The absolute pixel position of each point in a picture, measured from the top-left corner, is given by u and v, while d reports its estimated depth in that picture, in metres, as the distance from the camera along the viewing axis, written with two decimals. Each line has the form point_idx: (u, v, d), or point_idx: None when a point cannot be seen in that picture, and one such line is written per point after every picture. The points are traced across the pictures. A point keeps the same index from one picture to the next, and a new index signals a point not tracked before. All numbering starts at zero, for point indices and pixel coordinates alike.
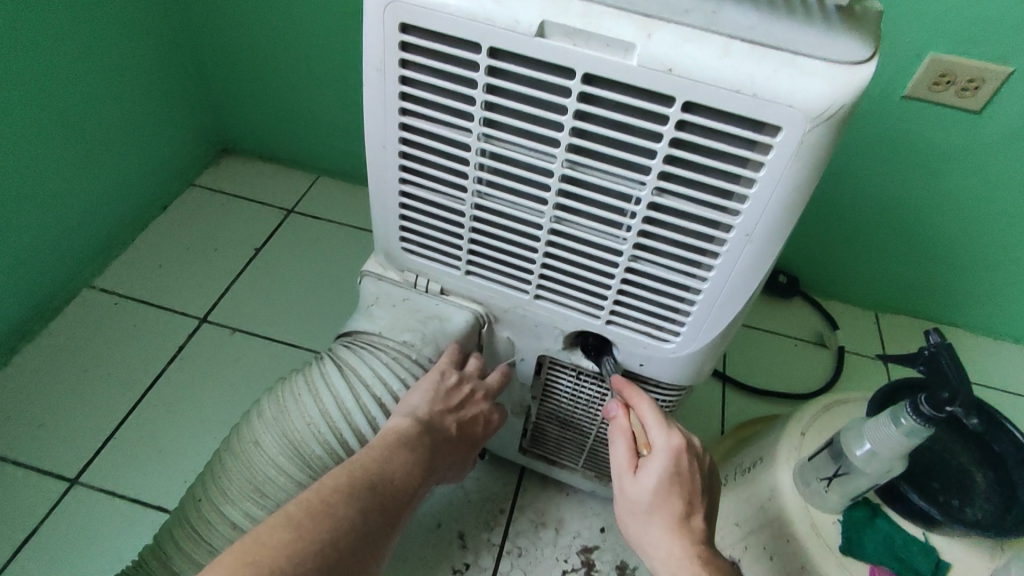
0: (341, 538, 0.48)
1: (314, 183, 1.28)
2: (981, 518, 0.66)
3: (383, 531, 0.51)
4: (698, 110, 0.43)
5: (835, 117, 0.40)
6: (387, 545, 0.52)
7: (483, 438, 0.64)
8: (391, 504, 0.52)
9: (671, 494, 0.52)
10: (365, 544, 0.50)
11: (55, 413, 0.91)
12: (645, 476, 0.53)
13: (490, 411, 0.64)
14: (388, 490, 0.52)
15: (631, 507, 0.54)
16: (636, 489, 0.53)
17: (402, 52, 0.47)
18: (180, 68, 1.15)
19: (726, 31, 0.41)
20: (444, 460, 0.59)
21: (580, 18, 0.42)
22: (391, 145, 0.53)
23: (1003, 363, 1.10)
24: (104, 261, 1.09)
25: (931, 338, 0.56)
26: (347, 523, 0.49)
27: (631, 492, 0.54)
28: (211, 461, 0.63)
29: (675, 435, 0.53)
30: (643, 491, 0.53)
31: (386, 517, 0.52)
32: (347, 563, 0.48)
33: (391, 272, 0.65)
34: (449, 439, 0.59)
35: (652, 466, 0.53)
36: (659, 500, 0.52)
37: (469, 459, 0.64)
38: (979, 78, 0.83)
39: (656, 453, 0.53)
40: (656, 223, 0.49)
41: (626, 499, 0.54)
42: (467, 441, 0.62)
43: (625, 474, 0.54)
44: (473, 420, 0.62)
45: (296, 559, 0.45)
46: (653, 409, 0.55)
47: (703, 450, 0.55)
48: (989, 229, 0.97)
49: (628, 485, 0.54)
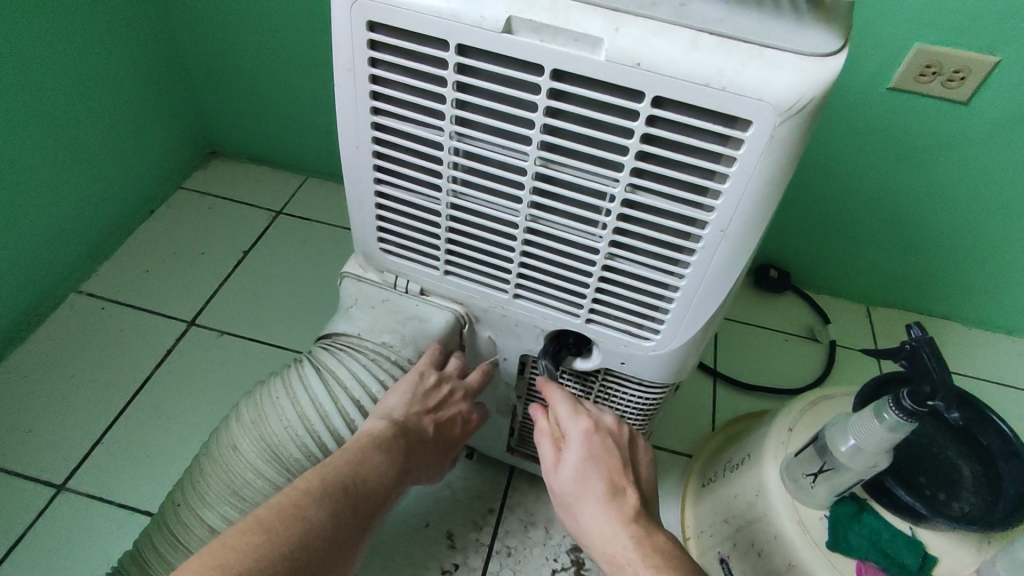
0: (313, 539, 0.48)
1: (304, 183, 1.28)
2: (968, 511, 0.65)
3: (355, 532, 0.51)
4: (668, 106, 0.42)
5: (805, 110, 0.40)
6: (359, 547, 0.52)
7: (461, 437, 0.64)
8: (362, 505, 0.52)
9: (591, 477, 0.52)
10: (335, 547, 0.49)
11: (42, 419, 0.91)
12: (565, 467, 0.53)
13: (468, 410, 0.63)
14: (358, 493, 0.52)
15: (562, 502, 0.54)
16: (561, 482, 0.54)
17: (370, 51, 0.47)
18: (164, 70, 1.14)
19: (695, 24, 0.41)
20: (417, 465, 0.59)
21: (547, 13, 0.42)
22: (364, 144, 0.53)
23: (995, 356, 1.09)
24: (91, 266, 1.08)
25: (912, 332, 0.55)
26: (317, 524, 0.49)
27: (557, 486, 0.54)
28: (189, 466, 0.63)
29: (581, 419, 0.54)
30: (566, 481, 0.53)
31: (358, 518, 0.52)
32: (318, 563, 0.48)
33: (371, 272, 0.64)
34: (423, 445, 0.58)
35: (568, 454, 0.53)
36: (583, 486, 0.52)
37: (445, 461, 0.64)
38: (965, 68, 0.82)
39: (570, 440, 0.54)
40: (631, 221, 0.48)
41: (557, 497, 0.54)
42: (441, 444, 0.61)
43: (550, 471, 0.55)
44: (449, 421, 0.61)
45: (267, 563, 0.45)
46: (560, 398, 0.56)
47: (619, 426, 0.56)
48: (979, 220, 0.96)
49: (554, 480, 0.54)
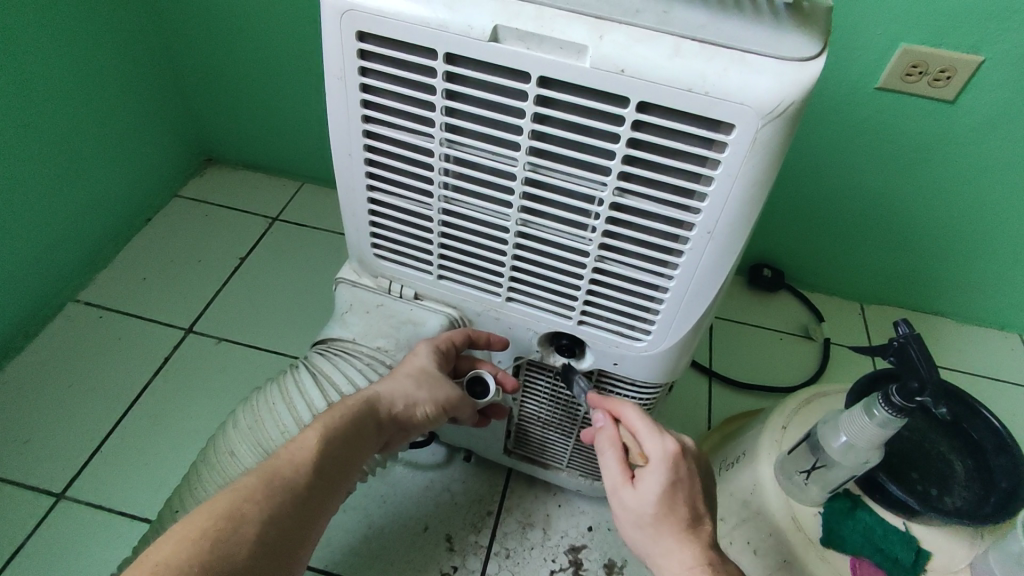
0: (234, 509, 0.49)
1: (299, 190, 1.28)
2: (960, 506, 0.66)
3: (289, 501, 0.51)
4: (653, 110, 0.43)
5: (787, 112, 0.41)
6: (301, 517, 0.52)
7: (433, 395, 0.59)
8: (295, 471, 0.52)
9: (676, 501, 0.52)
10: (263, 518, 0.50)
11: (41, 428, 0.91)
12: (647, 487, 0.52)
13: (424, 364, 0.58)
14: (278, 463, 0.53)
15: (636, 518, 0.54)
16: (638, 501, 0.53)
17: (361, 61, 0.47)
18: (158, 80, 1.15)
19: (677, 30, 0.41)
20: (362, 430, 0.56)
21: (532, 22, 0.43)
22: (356, 153, 0.53)
23: (988, 351, 1.10)
24: (88, 274, 1.09)
25: (900, 329, 0.56)
26: (240, 495, 0.50)
27: (632, 504, 0.53)
28: (188, 472, 0.64)
29: (672, 444, 0.52)
30: (648, 502, 0.52)
31: (290, 484, 0.52)
32: (245, 532, 0.48)
33: (365, 278, 0.65)
34: (362, 408, 0.56)
35: (650, 476, 0.52)
36: (665, 508, 0.52)
37: (424, 422, 0.60)
38: (951, 67, 0.83)
39: (654, 464, 0.52)
40: (620, 223, 0.49)
41: (629, 511, 0.54)
42: (399, 407, 0.58)
43: (625, 489, 0.54)
44: (400, 380, 0.58)
45: (188, 537, 0.47)
46: (641, 421, 0.55)
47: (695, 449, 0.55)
48: (969, 217, 0.97)
49: (630, 498, 0.53)
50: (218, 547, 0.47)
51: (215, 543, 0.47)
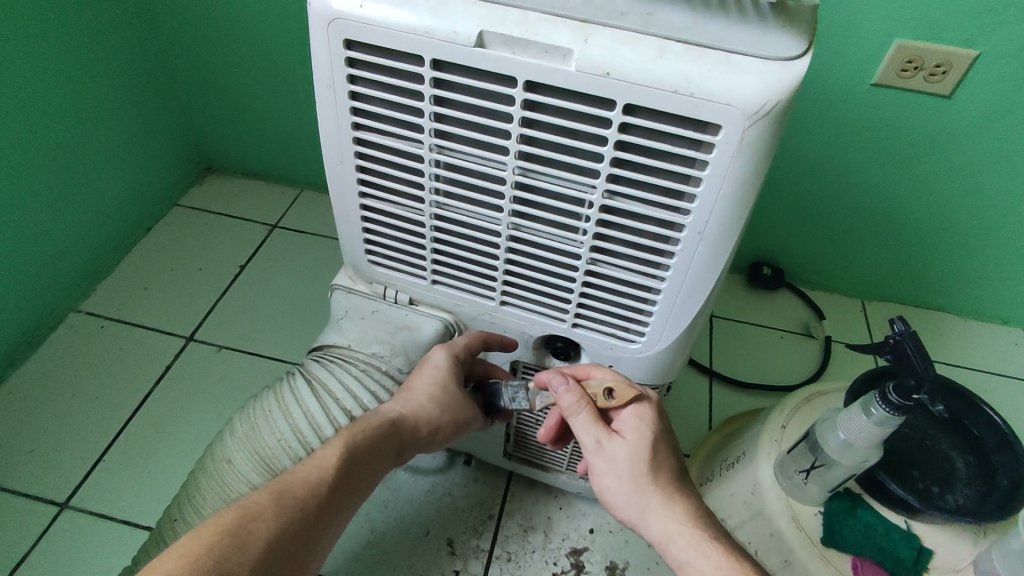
0: (242, 527, 0.49)
1: (298, 197, 1.29)
2: (962, 503, 0.66)
3: (298, 521, 0.51)
4: (640, 113, 0.43)
5: (772, 113, 0.41)
6: (308, 540, 0.52)
7: (450, 416, 0.61)
8: (310, 490, 0.53)
9: (662, 446, 0.55)
10: (270, 537, 0.50)
11: (44, 439, 0.92)
12: (637, 435, 0.54)
13: (448, 384, 0.60)
14: (292, 481, 0.53)
15: (625, 471, 0.55)
16: (629, 450, 0.54)
17: (349, 68, 0.48)
18: (156, 90, 1.16)
19: (662, 33, 0.42)
20: (381, 453, 0.57)
21: (517, 27, 0.43)
22: (347, 159, 0.54)
23: (991, 346, 1.09)
24: (89, 285, 1.10)
25: (895, 327, 0.56)
26: (247, 513, 0.50)
27: (622, 457, 0.54)
28: (186, 482, 0.64)
29: (648, 389, 0.57)
30: (641, 448, 0.54)
31: (304, 501, 0.52)
32: (248, 552, 0.48)
33: (360, 284, 0.65)
34: (383, 429, 0.57)
35: (638, 425, 0.55)
36: (656, 454, 0.55)
37: (437, 440, 0.62)
38: (947, 62, 0.82)
39: (642, 410, 0.55)
40: (611, 226, 0.49)
41: (621, 465, 0.54)
42: (418, 426, 0.59)
43: (613, 441, 0.54)
44: (425, 402, 0.59)
45: (192, 553, 0.47)
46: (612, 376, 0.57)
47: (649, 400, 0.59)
48: (969, 211, 0.96)
49: (621, 449, 0.54)
50: (219, 564, 0.47)
51: (217, 561, 0.47)
